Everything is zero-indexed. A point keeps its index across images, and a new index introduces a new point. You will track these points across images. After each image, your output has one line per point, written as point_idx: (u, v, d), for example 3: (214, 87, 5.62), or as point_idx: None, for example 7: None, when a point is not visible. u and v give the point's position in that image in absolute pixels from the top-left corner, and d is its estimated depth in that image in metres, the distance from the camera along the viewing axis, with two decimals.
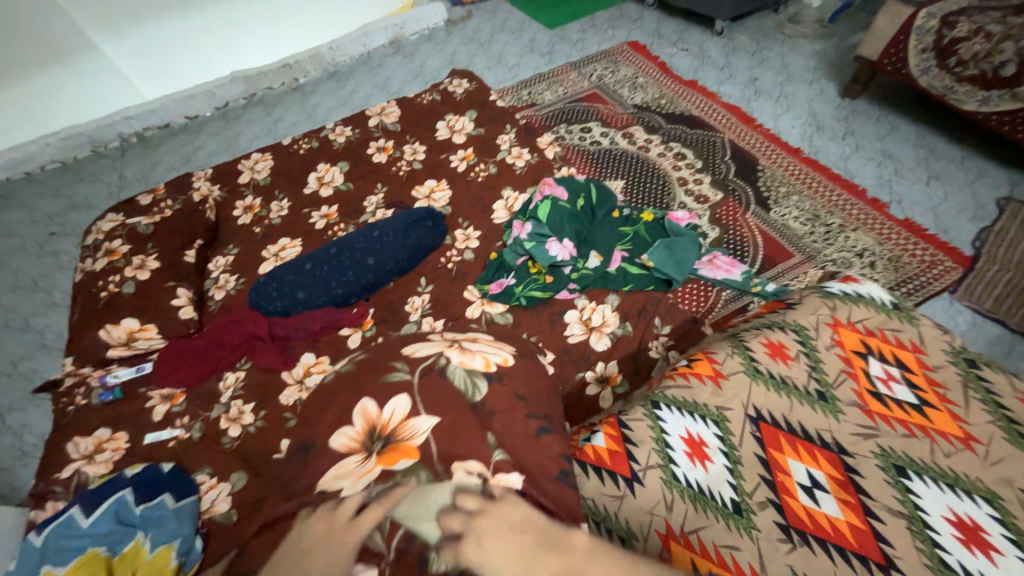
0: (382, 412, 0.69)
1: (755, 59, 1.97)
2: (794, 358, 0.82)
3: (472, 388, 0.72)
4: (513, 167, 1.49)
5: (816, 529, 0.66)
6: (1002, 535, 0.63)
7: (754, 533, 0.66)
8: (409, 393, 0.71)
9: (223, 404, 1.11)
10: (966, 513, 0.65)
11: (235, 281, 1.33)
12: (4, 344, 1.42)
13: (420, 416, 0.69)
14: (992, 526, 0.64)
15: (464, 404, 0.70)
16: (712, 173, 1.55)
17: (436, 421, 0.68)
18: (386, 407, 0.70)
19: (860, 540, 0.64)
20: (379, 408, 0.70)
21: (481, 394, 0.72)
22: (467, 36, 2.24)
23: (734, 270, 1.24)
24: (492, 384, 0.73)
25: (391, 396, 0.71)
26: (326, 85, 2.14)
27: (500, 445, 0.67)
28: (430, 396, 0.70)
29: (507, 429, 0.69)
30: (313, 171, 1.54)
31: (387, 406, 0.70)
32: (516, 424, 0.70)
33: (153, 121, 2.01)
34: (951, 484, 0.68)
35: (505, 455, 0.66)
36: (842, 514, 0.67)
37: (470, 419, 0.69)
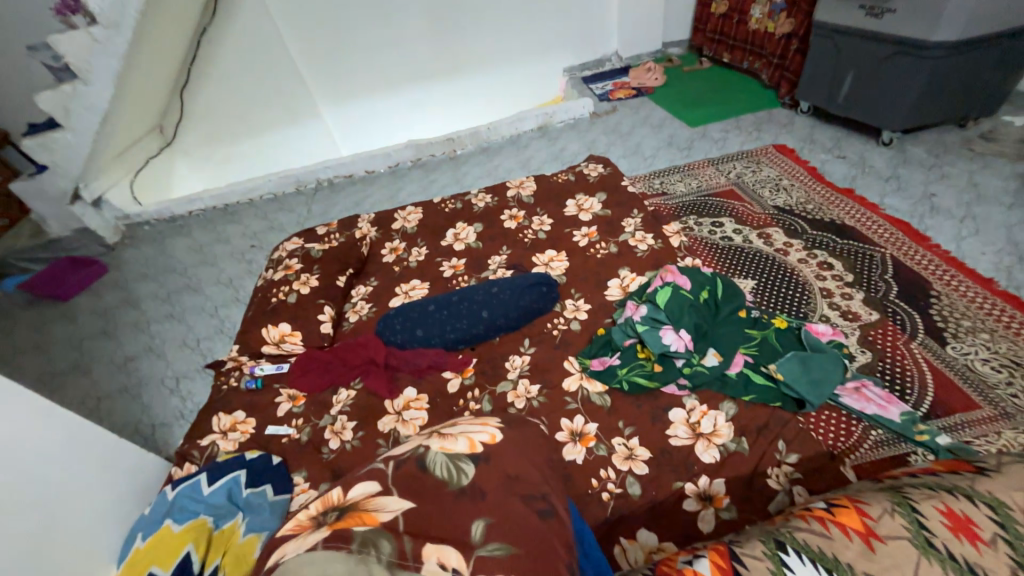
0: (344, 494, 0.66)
1: (931, 174, 1.76)
2: (989, 543, 0.63)
3: (456, 475, 0.67)
4: (634, 250, 1.51)
5: None
6: None
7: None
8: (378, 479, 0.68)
9: (332, 415, 1.23)
10: None
11: (368, 309, 1.51)
12: (197, 324, 1.81)
13: (389, 495, 0.64)
14: None
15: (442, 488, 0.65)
16: (866, 290, 1.37)
17: (408, 503, 0.63)
18: (354, 491, 0.66)
19: None
20: (343, 493, 0.67)
21: (466, 479, 0.66)
22: (608, 128, 2.43)
23: (891, 409, 1.04)
24: (477, 465, 0.68)
25: (358, 483, 0.68)
26: (477, 157, 2.47)
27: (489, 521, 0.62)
28: (404, 483, 0.66)
29: (501, 511, 0.64)
30: (452, 227, 1.75)
31: (355, 489, 0.67)
32: (513, 505, 0.65)
33: (342, 172, 2.49)
34: None
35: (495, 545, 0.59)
36: None
37: (454, 507, 0.63)
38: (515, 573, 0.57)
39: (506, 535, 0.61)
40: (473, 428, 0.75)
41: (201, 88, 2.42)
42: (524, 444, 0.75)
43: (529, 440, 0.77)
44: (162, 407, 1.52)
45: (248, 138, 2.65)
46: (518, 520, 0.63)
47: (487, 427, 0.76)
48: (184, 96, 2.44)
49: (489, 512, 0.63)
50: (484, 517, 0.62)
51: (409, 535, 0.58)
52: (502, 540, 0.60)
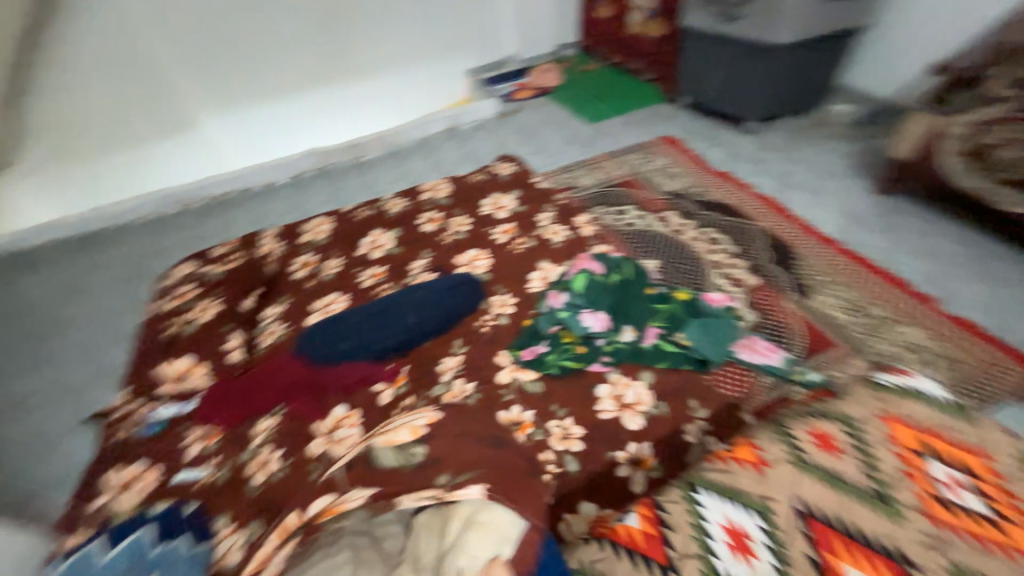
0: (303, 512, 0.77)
1: (787, 156, 2.07)
2: (845, 451, 0.77)
3: (408, 458, 0.81)
4: (551, 242, 1.58)
5: None
6: None
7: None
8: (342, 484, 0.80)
9: (253, 448, 1.13)
10: None
11: (282, 329, 1.39)
12: (70, 372, 1.54)
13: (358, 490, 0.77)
14: None
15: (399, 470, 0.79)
16: (748, 258, 1.57)
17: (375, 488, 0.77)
18: (317, 504, 0.78)
19: None
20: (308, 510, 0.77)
21: (418, 455, 0.81)
22: (515, 127, 2.50)
23: (774, 356, 1.21)
24: (427, 444, 0.83)
25: (317, 497, 0.79)
26: (387, 161, 2.40)
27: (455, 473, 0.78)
28: (359, 483, 0.78)
29: (458, 459, 0.80)
30: (367, 235, 1.69)
31: (316, 504, 0.78)
32: (471, 451, 0.82)
33: (236, 186, 2.28)
34: None
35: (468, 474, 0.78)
36: None
37: (417, 477, 0.78)
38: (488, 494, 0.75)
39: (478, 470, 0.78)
40: (409, 420, 0.89)
41: (44, 101, 2.08)
42: (462, 417, 0.91)
43: (466, 412, 0.93)
44: (32, 476, 1.28)
45: (111, 154, 2.27)
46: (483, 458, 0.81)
47: (422, 415, 0.91)
48: (23, 106, 2.04)
49: (447, 467, 0.79)
50: (447, 471, 0.78)
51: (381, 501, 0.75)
52: (469, 470, 0.78)
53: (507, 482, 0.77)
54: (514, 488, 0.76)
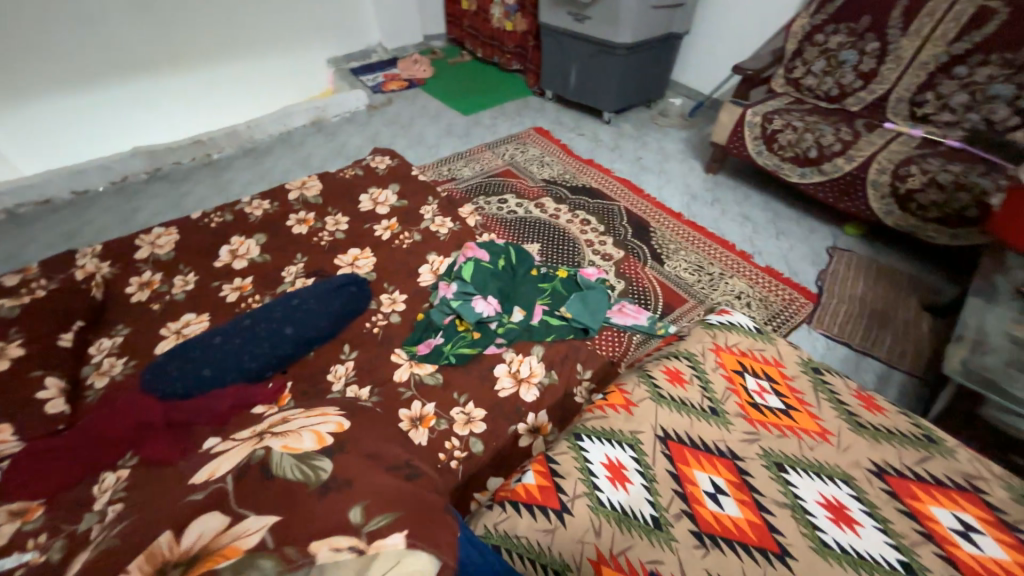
0: (179, 540, 0.54)
1: (638, 143, 2.35)
2: (689, 381, 0.93)
3: (313, 472, 0.63)
4: (436, 234, 1.58)
5: (723, 532, 0.71)
6: (860, 510, 0.74)
7: (674, 544, 0.70)
8: (216, 509, 0.58)
9: (97, 511, 0.90)
10: (832, 496, 0.76)
11: (123, 364, 1.18)
12: None
13: (244, 519, 0.56)
14: (853, 504, 0.75)
15: (302, 492, 0.60)
16: (614, 235, 1.77)
17: (272, 518, 0.56)
18: (185, 535, 0.54)
19: (759, 534, 0.71)
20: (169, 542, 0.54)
21: (325, 472, 0.63)
22: (388, 119, 2.41)
23: (641, 316, 1.40)
24: (334, 457, 0.66)
25: (192, 521, 0.56)
26: (242, 160, 2.12)
27: (362, 503, 0.60)
28: (252, 500, 0.58)
29: (374, 492, 0.63)
30: (225, 244, 1.49)
31: (188, 531, 0.55)
32: (379, 477, 0.67)
33: (30, 198, 1.81)
34: (819, 472, 0.79)
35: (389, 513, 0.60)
36: (741, 513, 0.74)
37: (321, 506, 0.58)
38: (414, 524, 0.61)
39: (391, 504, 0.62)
40: (315, 424, 0.75)
41: None
42: (366, 429, 0.80)
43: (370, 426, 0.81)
44: None
45: None
46: (392, 489, 0.65)
47: (326, 424, 0.76)
48: None
49: (363, 494, 0.62)
50: (359, 501, 0.60)
51: (287, 547, 0.53)
52: (385, 512, 0.60)
53: (424, 523, 0.62)
54: (427, 526, 0.62)
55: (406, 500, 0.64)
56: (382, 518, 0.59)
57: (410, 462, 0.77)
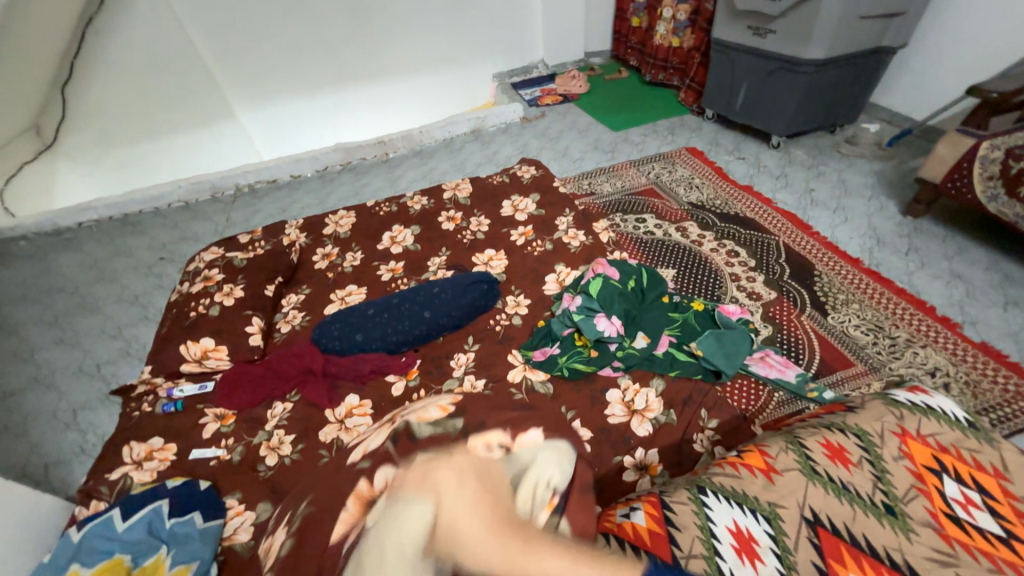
0: (372, 484, 0.72)
1: (812, 173, 2.05)
2: (856, 464, 0.78)
3: (447, 424, 0.81)
4: (568, 246, 1.60)
5: None
6: None
7: None
8: (392, 459, 0.75)
9: (267, 431, 1.16)
10: None
11: (302, 318, 1.44)
12: (97, 347, 1.60)
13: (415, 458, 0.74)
14: None
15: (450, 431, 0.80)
16: (766, 272, 1.56)
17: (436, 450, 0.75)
18: (375, 480, 0.72)
19: None
20: (368, 484, 0.72)
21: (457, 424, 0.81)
22: (538, 132, 2.53)
23: (788, 371, 1.20)
24: (462, 412, 0.84)
25: (375, 472, 0.73)
26: (411, 160, 2.44)
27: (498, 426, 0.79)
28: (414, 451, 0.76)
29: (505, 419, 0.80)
30: (388, 230, 1.72)
31: (376, 478, 0.72)
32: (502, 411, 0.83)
33: (264, 177, 2.34)
34: None
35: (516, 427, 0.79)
36: None
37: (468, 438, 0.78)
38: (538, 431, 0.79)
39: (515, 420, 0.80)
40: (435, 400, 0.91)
41: (90, 87, 2.17)
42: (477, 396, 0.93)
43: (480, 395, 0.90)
44: (54, 444, 1.33)
45: (151, 140, 2.40)
46: (509, 416, 0.82)
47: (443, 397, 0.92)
48: (67, 93, 2.16)
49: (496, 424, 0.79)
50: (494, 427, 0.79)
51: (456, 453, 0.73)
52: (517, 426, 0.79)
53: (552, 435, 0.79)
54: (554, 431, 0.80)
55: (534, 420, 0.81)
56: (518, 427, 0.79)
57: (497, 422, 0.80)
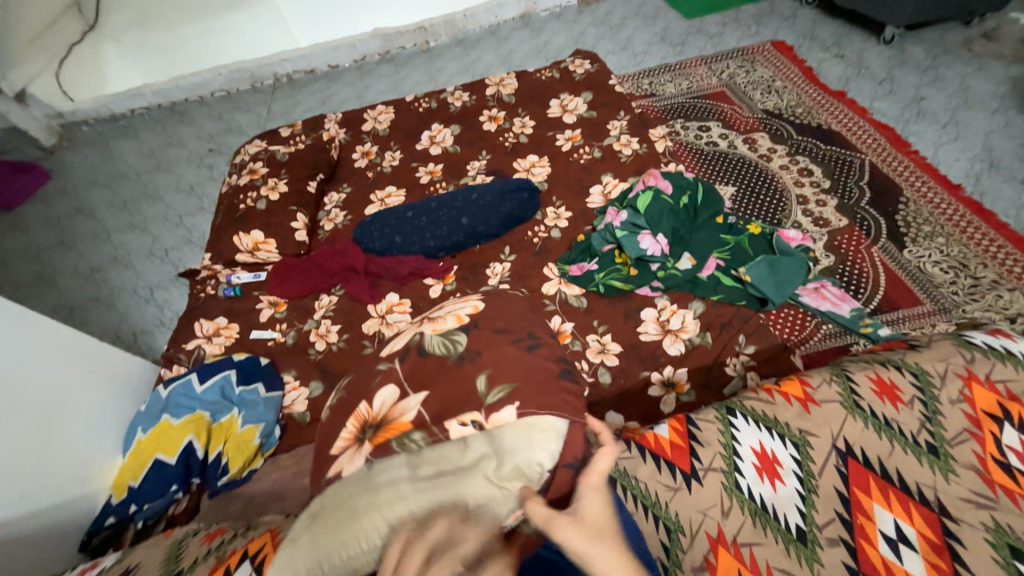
0: (371, 406, 0.73)
1: (926, 77, 1.70)
2: (906, 403, 0.75)
3: (453, 346, 0.77)
4: (618, 154, 1.47)
5: None
6: None
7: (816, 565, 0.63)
8: (396, 383, 0.75)
9: (316, 319, 1.25)
10: None
11: (344, 217, 1.46)
12: (163, 233, 1.72)
13: (409, 396, 0.72)
14: None
15: (448, 362, 0.75)
16: (840, 196, 1.39)
17: (426, 395, 0.72)
18: (374, 402, 0.73)
19: None
20: (368, 405, 0.73)
21: (462, 346, 0.77)
22: (598, 18, 2.20)
23: (843, 306, 1.11)
24: (470, 332, 0.79)
25: (377, 393, 0.75)
26: (453, 50, 2.22)
27: (488, 384, 0.71)
28: (415, 381, 0.74)
29: (497, 362, 0.74)
30: (427, 129, 1.64)
31: (376, 400, 0.74)
32: (504, 353, 0.75)
33: (302, 66, 2.24)
34: None
35: (501, 395, 0.70)
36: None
37: (458, 373, 0.73)
38: (523, 398, 0.69)
39: (506, 383, 0.71)
40: (456, 309, 0.85)
41: None
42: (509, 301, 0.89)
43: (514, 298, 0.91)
44: (139, 316, 1.51)
45: None
46: (504, 362, 0.74)
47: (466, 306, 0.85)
48: None
49: (488, 365, 0.74)
50: (485, 373, 0.73)
51: (433, 419, 0.69)
52: (502, 385, 0.71)
53: (536, 394, 0.69)
54: (544, 395, 0.70)
55: (524, 372, 0.73)
56: (500, 390, 0.70)
57: (527, 331, 0.80)
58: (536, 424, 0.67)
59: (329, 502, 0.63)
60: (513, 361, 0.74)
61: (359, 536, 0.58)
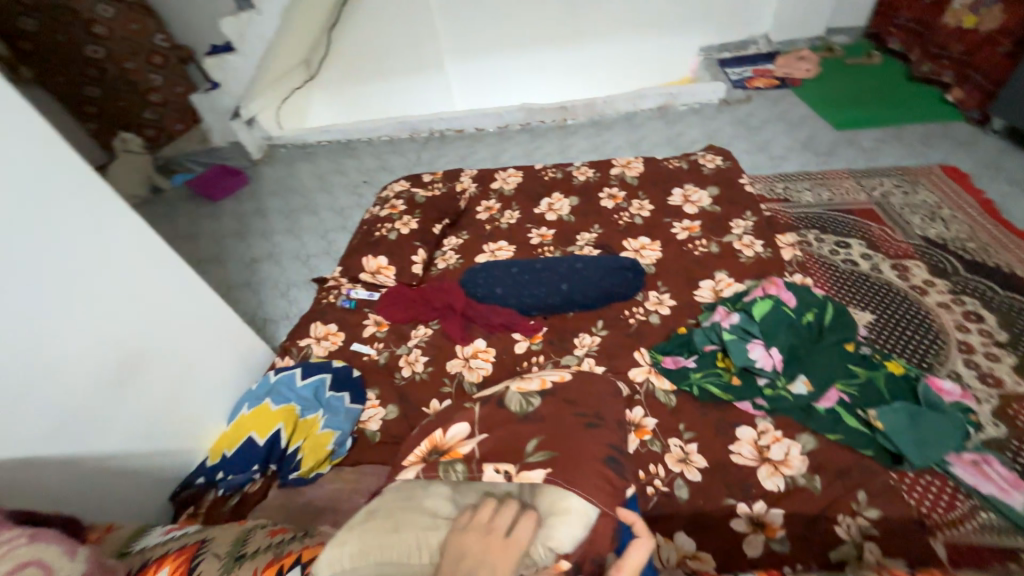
0: (445, 434, 0.80)
1: None
2: None
3: (526, 405, 0.81)
4: (737, 254, 1.40)
5: None
6: None
7: None
8: (469, 422, 0.81)
9: (409, 346, 1.34)
10: None
11: (456, 260, 1.59)
12: (310, 242, 2.04)
13: (472, 435, 0.78)
14: None
15: (513, 416, 0.79)
16: (1021, 355, 1.15)
17: (484, 438, 0.77)
18: (447, 431, 0.80)
19: None
20: (443, 432, 0.81)
21: (533, 406, 0.80)
22: (737, 118, 2.21)
23: (1014, 495, 0.88)
24: (544, 398, 0.81)
25: (451, 424, 0.81)
26: (587, 130, 2.39)
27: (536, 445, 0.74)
28: (483, 424, 0.79)
29: (551, 430, 0.76)
30: (548, 196, 1.75)
31: (449, 430, 0.80)
32: (567, 426, 0.76)
33: (454, 126, 2.58)
34: None
35: (541, 458, 0.72)
36: None
37: (518, 427, 0.77)
38: (558, 470, 0.69)
39: (550, 451, 0.73)
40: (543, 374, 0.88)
41: (346, 33, 2.61)
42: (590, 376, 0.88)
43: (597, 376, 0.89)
44: (272, 306, 1.77)
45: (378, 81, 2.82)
46: (557, 431, 0.75)
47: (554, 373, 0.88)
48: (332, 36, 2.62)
49: (542, 430, 0.76)
50: (537, 436, 0.75)
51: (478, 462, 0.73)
52: (547, 449, 0.73)
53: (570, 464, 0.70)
54: (579, 472, 0.69)
55: (570, 445, 0.73)
56: (542, 453, 0.72)
57: (604, 413, 0.79)
58: (562, 499, 0.67)
59: (371, 513, 0.67)
60: (568, 435, 0.74)
61: (397, 547, 0.62)
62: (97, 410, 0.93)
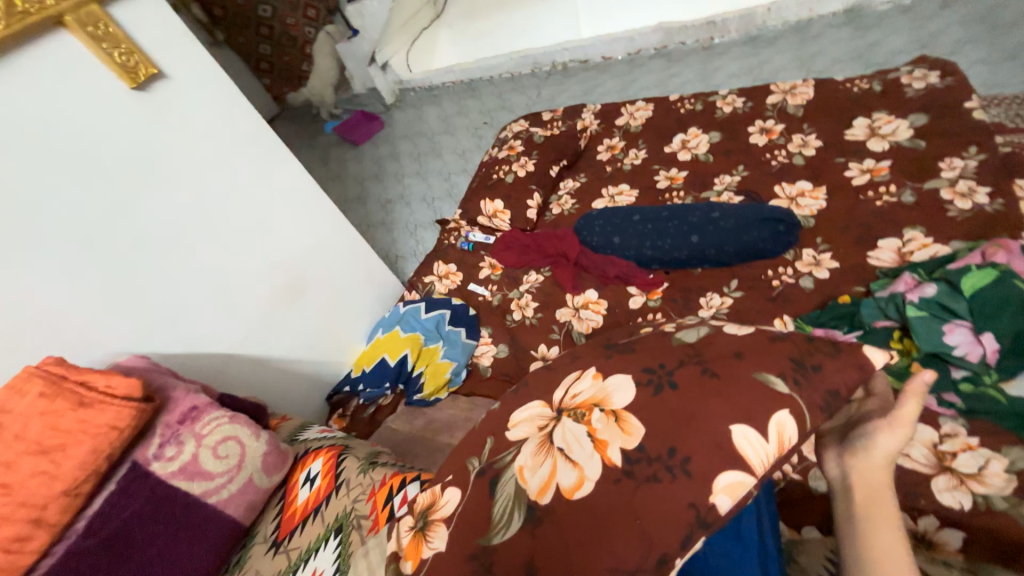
0: (435, 498, 0.54)
1: None
2: None
3: (509, 515, 0.47)
4: (944, 205, 1.07)
5: None
6: None
7: None
8: (461, 494, 0.52)
9: (521, 291, 1.36)
10: None
11: (572, 205, 1.52)
12: (434, 185, 2.15)
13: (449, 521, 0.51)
14: None
15: (492, 516, 0.48)
16: None
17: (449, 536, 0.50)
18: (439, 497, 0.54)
19: None
20: (435, 495, 0.54)
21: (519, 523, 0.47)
22: (973, 14, 1.59)
23: None
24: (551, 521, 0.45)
25: (449, 484, 0.54)
26: (739, 50, 1.97)
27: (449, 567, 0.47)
28: (460, 513, 0.50)
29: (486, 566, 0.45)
30: (682, 132, 1.53)
31: (440, 494, 0.54)
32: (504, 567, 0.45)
33: (578, 56, 2.36)
34: None
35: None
36: None
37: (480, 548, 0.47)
38: None
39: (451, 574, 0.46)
40: (581, 437, 0.49)
41: None
42: (692, 397, 0.46)
43: (685, 415, 0.46)
44: (403, 245, 1.95)
45: None
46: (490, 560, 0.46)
47: (593, 462, 0.47)
48: None
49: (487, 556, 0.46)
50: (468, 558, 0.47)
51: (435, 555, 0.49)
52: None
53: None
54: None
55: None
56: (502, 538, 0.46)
57: None
58: None
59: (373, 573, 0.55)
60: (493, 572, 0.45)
61: None
62: (274, 321, 1.14)
